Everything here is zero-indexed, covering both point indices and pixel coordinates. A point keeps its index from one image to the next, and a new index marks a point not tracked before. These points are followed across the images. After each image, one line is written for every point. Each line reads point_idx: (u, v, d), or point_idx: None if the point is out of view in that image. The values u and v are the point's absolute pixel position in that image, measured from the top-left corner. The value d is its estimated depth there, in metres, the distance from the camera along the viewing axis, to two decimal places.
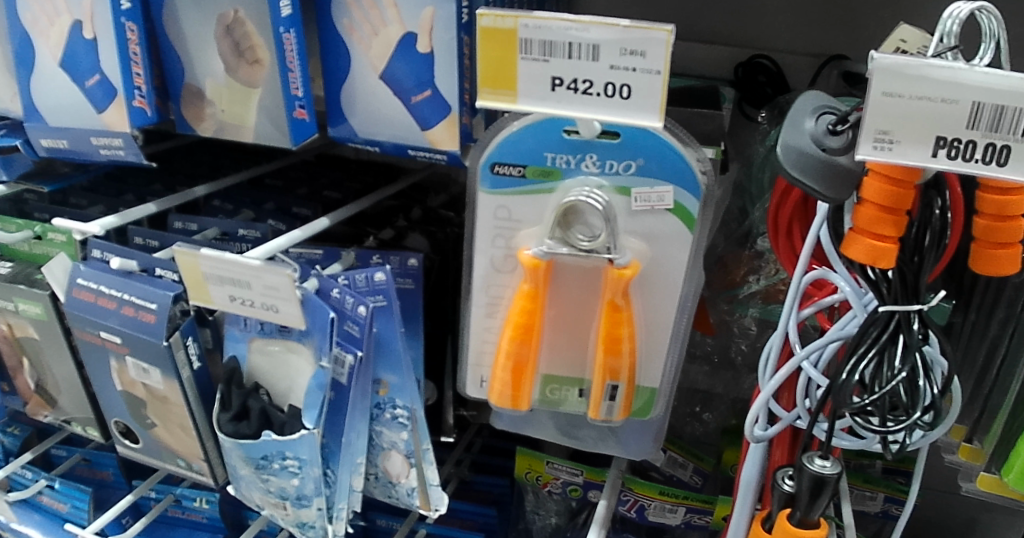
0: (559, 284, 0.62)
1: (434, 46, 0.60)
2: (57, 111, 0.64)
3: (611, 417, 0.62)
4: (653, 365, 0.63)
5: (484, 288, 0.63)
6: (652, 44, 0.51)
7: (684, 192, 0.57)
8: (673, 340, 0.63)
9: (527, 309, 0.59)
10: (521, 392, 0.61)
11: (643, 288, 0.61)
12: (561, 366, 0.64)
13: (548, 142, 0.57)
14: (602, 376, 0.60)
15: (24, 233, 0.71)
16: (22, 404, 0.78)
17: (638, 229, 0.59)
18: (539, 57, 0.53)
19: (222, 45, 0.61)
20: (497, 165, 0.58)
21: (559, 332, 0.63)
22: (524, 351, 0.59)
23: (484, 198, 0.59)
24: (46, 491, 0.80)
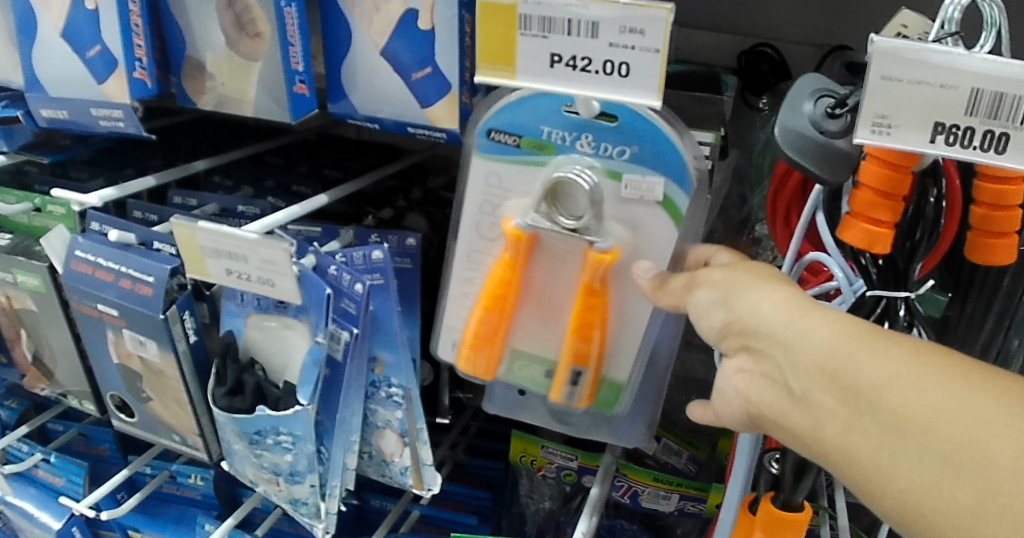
0: (543, 257, 0.61)
1: (435, 23, 0.60)
2: (58, 82, 0.64)
3: (569, 400, 0.63)
4: (623, 357, 0.63)
5: (467, 260, 0.63)
6: (652, 22, 0.51)
7: (676, 186, 0.57)
8: (645, 340, 0.63)
9: (505, 279, 0.60)
10: (485, 362, 0.62)
11: (621, 280, 0.61)
12: (532, 342, 0.64)
13: (546, 115, 0.57)
14: (568, 359, 0.61)
15: (24, 205, 0.71)
16: (19, 376, 0.77)
17: (622, 216, 0.59)
18: (539, 33, 0.53)
19: (223, 18, 0.61)
20: (493, 131, 0.59)
21: (535, 310, 0.63)
22: (494, 318, 0.60)
23: (476, 161, 0.60)
24: (41, 464, 0.80)
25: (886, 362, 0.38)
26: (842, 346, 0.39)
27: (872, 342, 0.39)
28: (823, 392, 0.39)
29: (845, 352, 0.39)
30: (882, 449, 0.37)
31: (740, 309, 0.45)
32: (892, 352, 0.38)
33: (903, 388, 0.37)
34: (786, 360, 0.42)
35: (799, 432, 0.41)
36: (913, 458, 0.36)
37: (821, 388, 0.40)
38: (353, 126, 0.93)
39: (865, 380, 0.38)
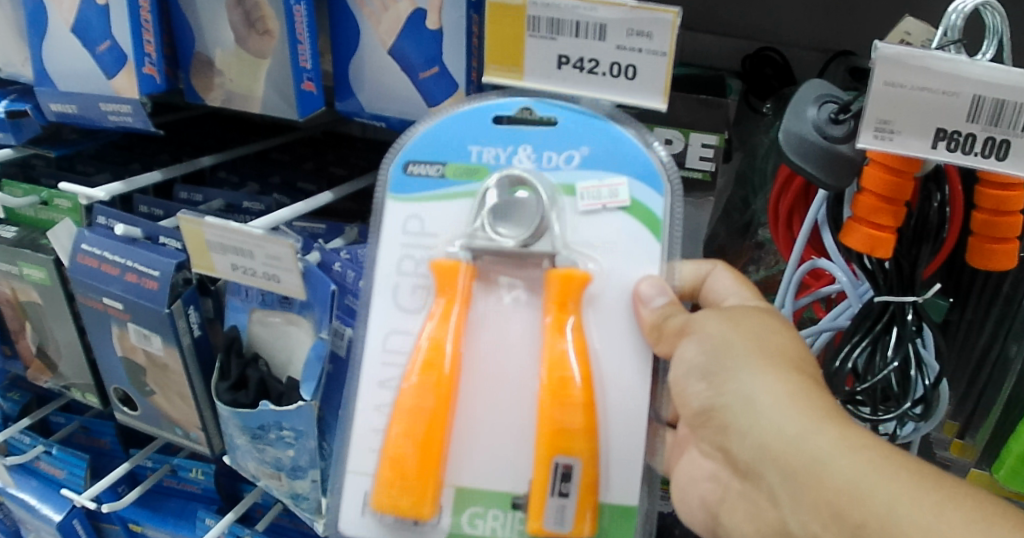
0: (477, 352, 0.54)
1: (443, 24, 0.61)
2: (67, 75, 0.65)
3: (563, 528, 0.51)
4: (626, 475, 0.53)
5: (380, 346, 0.55)
6: (658, 25, 0.53)
7: (645, 189, 0.53)
8: (650, 447, 0.54)
9: (436, 362, 0.52)
10: (421, 485, 0.51)
11: (608, 353, 0.54)
12: (479, 474, 0.54)
13: (473, 134, 0.56)
14: (547, 450, 0.51)
15: (30, 198, 0.71)
16: (23, 368, 0.77)
17: (590, 238, 0.54)
18: (547, 35, 0.54)
19: (233, 16, 0.61)
20: (411, 163, 0.56)
21: (479, 416, 0.54)
22: (423, 408, 0.51)
23: (393, 204, 0.56)
24: (43, 456, 0.81)
25: (906, 513, 0.40)
26: (856, 485, 0.42)
27: (889, 480, 0.41)
28: (829, 528, 0.43)
29: (857, 489, 0.42)
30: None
31: (734, 402, 0.49)
32: (917, 500, 0.40)
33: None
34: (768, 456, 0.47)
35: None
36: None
37: (830, 527, 0.43)
38: (358, 123, 0.91)
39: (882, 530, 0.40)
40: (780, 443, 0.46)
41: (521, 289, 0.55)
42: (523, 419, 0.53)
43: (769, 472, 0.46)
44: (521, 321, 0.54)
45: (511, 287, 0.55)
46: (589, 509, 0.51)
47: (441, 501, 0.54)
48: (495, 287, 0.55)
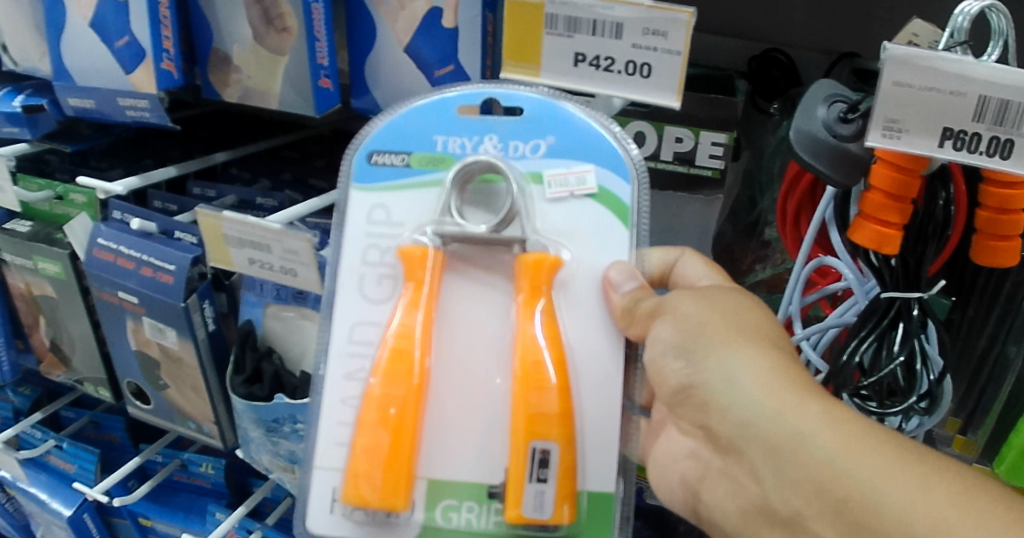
0: (443, 342, 0.55)
1: (459, 23, 0.62)
2: (85, 72, 0.65)
3: (542, 516, 0.51)
4: (602, 463, 0.54)
5: (347, 337, 0.55)
6: (673, 25, 0.54)
7: (612, 176, 0.54)
8: (625, 436, 0.55)
9: (403, 350, 0.52)
10: (395, 478, 0.51)
11: (578, 339, 0.54)
12: (450, 466, 0.54)
13: (438, 125, 0.56)
14: (524, 436, 0.51)
15: (46, 193, 0.71)
16: (36, 362, 0.78)
17: (557, 224, 0.55)
18: (564, 33, 0.55)
19: (252, 14, 0.62)
20: (376, 154, 0.56)
21: (449, 405, 0.54)
22: (394, 396, 0.51)
23: (358, 194, 0.56)
24: (54, 451, 0.81)
25: (892, 491, 0.42)
26: (840, 462, 0.44)
27: (873, 456, 0.43)
28: (811, 504, 0.45)
29: (843, 465, 0.44)
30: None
31: (713, 380, 0.50)
32: (895, 480, 0.42)
33: (908, 522, 0.41)
34: (745, 434, 0.48)
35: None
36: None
37: (813, 504, 0.45)
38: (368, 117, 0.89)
39: (867, 505, 0.42)
40: (762, 420, 0.47)
41: (488, 278, 0.55)
42: (492, 407, 0.54)
43: (750, 450, 0.48)
44: (488, 310, 0.55)
45: (478, 276, 0.55)
46: (568, 496, 0.51)
47: (415, 494, 0.54)
48: (463, 276, 0.55)
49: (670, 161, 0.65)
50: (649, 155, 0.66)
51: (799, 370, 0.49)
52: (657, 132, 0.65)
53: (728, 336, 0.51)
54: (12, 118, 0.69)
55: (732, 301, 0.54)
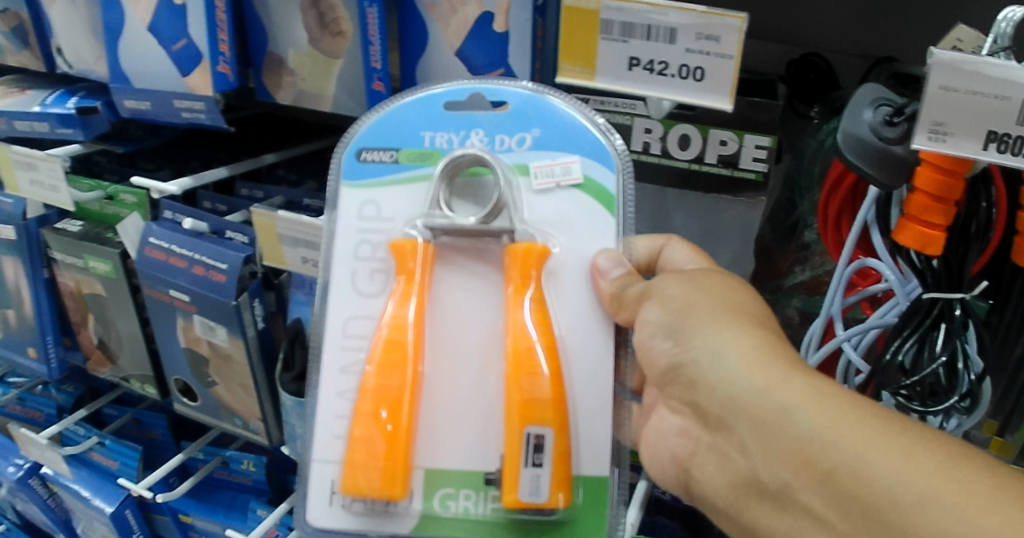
0: (434, 334, 0.57)
1: (509, 26, 0.63)
2: (142, 75, 0.67)
3: (539, 500, 0.52)
4: (596, 447, 0.56)
5: (340, 329, 0.57)
6: (726, 30, 0.55)
7: (597, 166, 0.57)
8: (617, 421, 0.57)
9: (397, 340, 0.54)
10: (391, 467, 0.52)
11: (569, 326, 0.57)
12: (446, 455, 0.56)
13: (425, 122, 0.59)
14: (519, 422, 0.53)
15: (96, 193, 0.72)
16: (83, 359, 0.79)
17: (545, 214, 0.57)
18: (619, 38, 0.57)
19: (307, 17, 0.64)
20: (364, 151, 0.58)
21: (442, 394, 0.56)
22: (389, 385, 0.53)
23: (348, 190, 0.58)
24: (97, 448, 0.82)
25: (877, 460, 0.43)
26: (824, 434, 0.45)
27: (857, 427, 0.45)
28: (800, 476, 0.46)
29: (827, 437, 0.45)
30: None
31: (700, 357, 0.52)
32: (884, 450, 0.43)
33: (894, 489, 0.42)
34: (737, 410, 0.50)
35: (769, 521, 0.49)
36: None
37: (802, 475, 0.46)
38: None
39: (852, 475, 0.44)
40: (749, 395, 0.49)
41: (477, 272, 0.57)
42: (486, 396, 0.56)
43: (739, 425, 0.49)
44: (478, 302, 0.57)
45: (468, 271, 0.57)
46: (564, 480, 0.53)
47: (413, 485, 0.55)
48: (454, 271, 0.57)
49: (715, 163, 0.65)
50: (693, 158, 0.65)
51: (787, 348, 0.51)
52: (701, 135, 0.64)
53: (712, 317, 0.53)
54: (65, 120, 0.71)
55: (724, 287, 0.56)
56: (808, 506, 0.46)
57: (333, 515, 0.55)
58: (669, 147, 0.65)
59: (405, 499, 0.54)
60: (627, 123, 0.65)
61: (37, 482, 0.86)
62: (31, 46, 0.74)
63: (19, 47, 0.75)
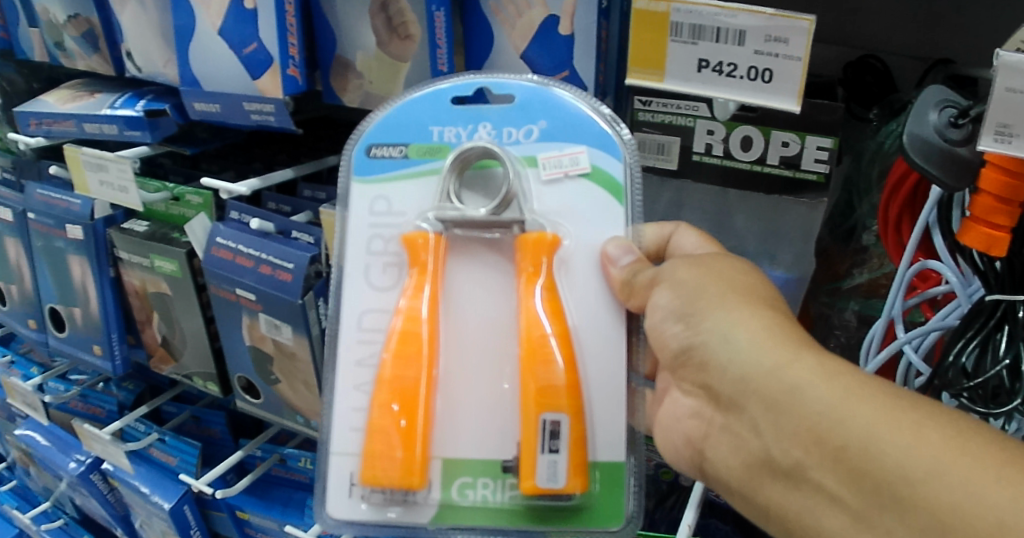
0: (448, 325, 0.59)
1: (575, 29, 0.65)
2: (213, 79, 0.69)
3: (556, 486, 0.54)
4: (611, 434, 0.58)
5: (355, 322, 0.59)
6: (794, 32, 0.56)
7: (604, 155, 0.58)
8: (631, 407, 0.58)
9: (411, 331, 0.56)
10: (409, 458, 0.55)
11: (579, 316, 0.58)
12: (462, 445, 0.58)
13: (433, 117, 0.60)
14: (535, 409, 0.55)
15: (162, 194, 0.74)
16: (146, 357, 0.81)
17: (556, 205, 0.59)
18: (688, 40, 0.59)
19: (375, 21, 0.65)
20: (373, 147, 0.59)
21: (458, 384, 0.58)
22: (405, 377, 0.55)
23: (359, 186, 0.59)
24: (157, 444, 0.83)
25: (886, 437, 0.45)
26: (831, 412, 0.47)
27: (865, 404, 0.47)
28: (812, 453, 0.48)
29: (836, 415, 0.47)
30: (870, 520, 0.45)
31: (711, 338, 0.54)
32: (895, 427, 0.45)
33: (904, 464, 0.44)
34: (752, 394, 0.52)
35: (782, 497, 0.51)
36: (900, 530, 0.44)
37: (812, 452, 0.48)
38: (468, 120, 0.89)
39: (862, 452, 0.46)
40: (758, 374, 0.51)
41: (490, 263, 0.59)
42: (502, 386, 0.58)
43: (750, 404, 0.52)
44: (491, 293, 0.59)
45: (480, 262, 0.59)
46: (580, 465, 0.55)
47: (431, 475, 0.58)
48: (467, 265, 0.59)
49: (777, 165, 0.66)
50: (755, 159, 0.66)
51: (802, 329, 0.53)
52: (763, 136, 0.65)
53: (720, 301, 0.55)
54: (134, 122, 0.72)
55: (734, 269, 0.57)
56: (820, 482, 0.48)
57: (354, 506, 0.58)
58: (731, 148, 0.66)
59: (425, 488, 0.56)
60: (691, 124, 0.66)
61: (98, 477, 0.88)
62: (100, 50, 0.76)
63: (88, 52, 0.77)
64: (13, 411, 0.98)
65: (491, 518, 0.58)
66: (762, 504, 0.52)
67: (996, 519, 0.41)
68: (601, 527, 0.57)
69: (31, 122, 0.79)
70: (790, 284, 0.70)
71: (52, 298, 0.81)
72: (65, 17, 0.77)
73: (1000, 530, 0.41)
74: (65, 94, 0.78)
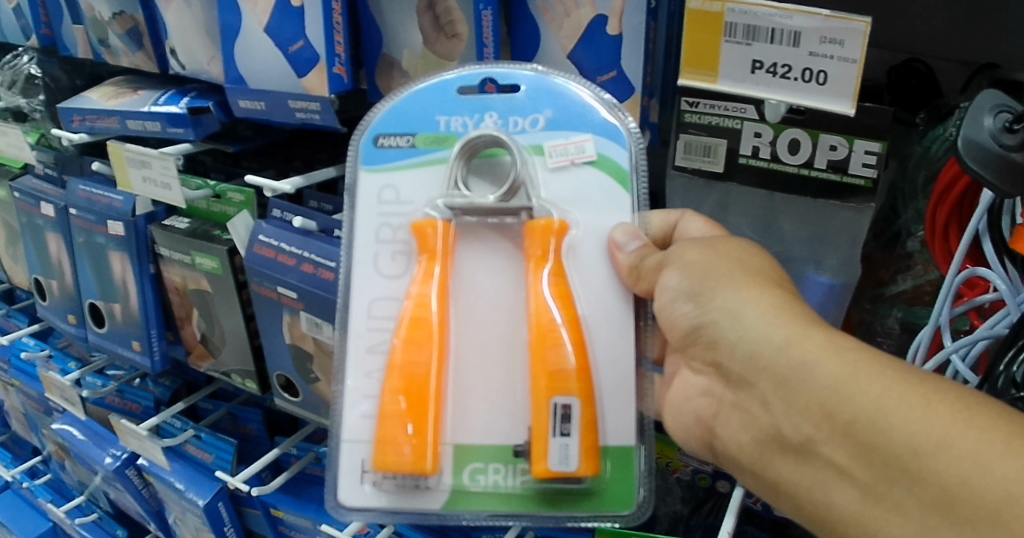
0: (457, 312, 0.62)
1: (623, 29, 0.66)
2: (259, 75, 0.69)
3: (569, 469, 0.57)
4: (621, 420, 0.60)
5: (365, 309, 0.62)
6: (850, 34, 0.57)
7: (610, 144, 0.61)
8: (640, 392, 0.61)
9: (421, 317, 0.59)
10: (421, 443, 0.58)
11: (587, 303, 0.61)
12: (473, 433, 0.61)
13: (439, 107, 0.62)
14: (546, 393, 0.57)
15: (204, 192, 0.74)
16: (185, 353, 0.81)
17: (563, 193, 0.61)
18: (742, 40, 0.60)
19: (422, 19, 0.67)
20: (381, 137, 0.62)
21: (467, 370, 0.61)
22: (416, 362, 0.58)
23: (369, 175, 0.62)
24: (193, 440, 0.84)
25: (895, 411, 0.46)
26: (839, 386, 0.48)
27: (875, 380, 0.47)
28: (822, 428, 0.49)
29: (846, 391, 0.47)
30: (879, 492, 0.46)
31: (720, 318, 0.55)
32: (905, 398, 0.46)
33: (913, 436, 0.44)
34: (770, 381, 0.52)
35: (793, 472, 0.52)
36: (908, 501, 0.44)
37: (822, 428, 0.49)
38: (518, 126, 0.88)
39: (871, 425, 0.46)
40: (768, 350, 0.52)
41: (499, 253, 0.62)
42: (511, 372, 0.61)
43: (760, 381, 0.52)
44: (499, 282, 0.62)
45: (490, 253, 0.62)
46: (590, 449, 0.58)
47: (443, 460, 0.61)
48: (475, 256, 0.62)
49: (824, 169, 0.65)
50: (802, 163, 0.66)
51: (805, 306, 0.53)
52: (811, 139, 0.65)
53: (719, 283, 0.56)
54: (178, 120, 0.73)
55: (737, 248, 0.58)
56: (831, 457, 0.48)
57: (364, 492, 0.61)
58: (779, 151, 0.66)
59: (437, 473, 0.59)
60: (738, 127, 0.66)
61: (134, 472, 0.88)
62: (144, 47, 0.77)
63: (133, 49, 0.77)
64: (50, 405, 0.99)
65: (501, 501, 0.61)
66: (772, 480, 0.54)
67: (1004, 489, 0.41)
68: (611, 511, 0.60)
69: (75, 119, 0.79)
70: (835, 290, 0.68)
71: (92, 294, 0.82)
72: (110, 14, 0.77)
73: (1010, 501, 0.41)
74: (109, 90, 0.79)
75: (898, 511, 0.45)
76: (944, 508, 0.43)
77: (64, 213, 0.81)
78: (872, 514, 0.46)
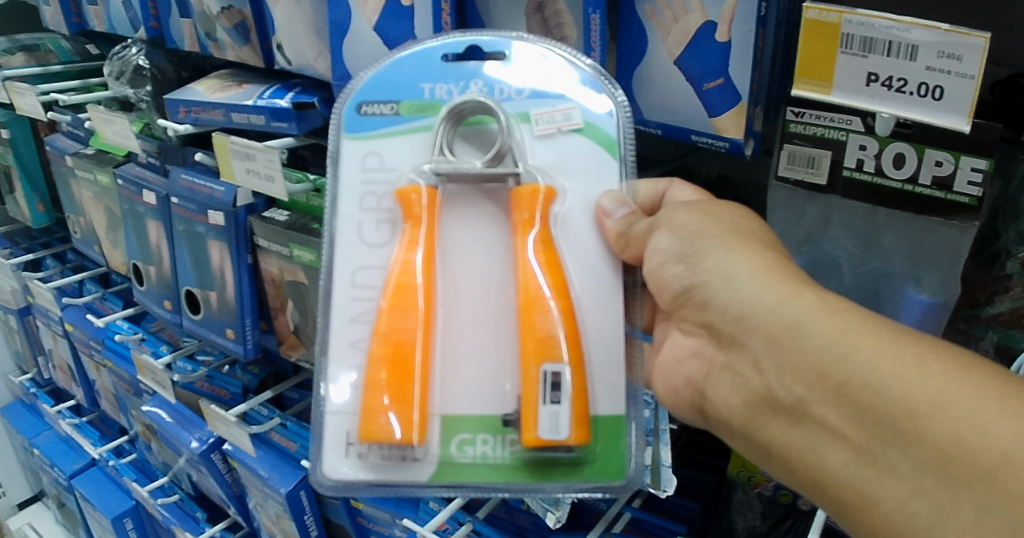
0: (443, 281, 0.64)
1: (732, 36, 0.65)
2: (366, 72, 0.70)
3: (559, 436, 0.59)
4: (611, 390, 0.62)
5: (351, 277, 0.63)
6: (969, 50, 0.55)
7: (594, 111, 0.63)
8: (631, 361, 0.64)
9: (406, 285, 0.61)
10: (412, 412, 0.60)
11: (575, 271, 0.63)
12: (458, 403, 0.63)
13: (423, 75, 0.64)
14: (534, 360, 0.59)
15: (305, 186, 0.76)
16: (277, 344, 0.82)
17: (549, 160, 0.63)
18: (858, 52, 0.59)
19: (532, 22, 0.69)
20: (365, 105, 0.64)
21: (448, 339, 0.63)
22: (403, 328, 0.60)
23: (352, 141, 0.64)
24: (279, 428, 0.86)
25: (888, 370, 0.48)
26: (833, 346, 0.51)
27: (868, 338, 0.50)
28: (814, 389, 0.52)
29: (837, 350, 0.51)
30: (873, 452, 0.49)
31: (710, 277, 0.59)
32: (897, 354, 0.49)
33: (906, 396, 0.47)
34: (770, 359, 0.55)
35: (785, 434, 0.55)
36: (902, 460, 0.47)
37: (814, 389, 0.52)
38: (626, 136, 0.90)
39: (865, 385, 0.49)
40: (761, 312, 0.55)
41: (486, 219, 0.64)
42: (497, 342, 0.63)
43: (751, 341, 0.56)
44: (485, 250, 0.64)
45: (478, 219, 0.64)
46: (580, 417, 0.59)
47: (433, 431, 0.62)
48: (462, 224, 0.64)
49: (928, 185, 0.61)
50: (906, 178, 0.62)
51: (788, 268, 0.56)
52: (916, 154, 0.61)
53: (707, 243, 0.60)
54: (281, 114, 0.74)
55: (722, 217, 0.61)
56: (823, 418, 0.52)
57: (350, 464, 0.62)
58: (883, 165, 0.63)
59: (424, 443, 0.61)
60: (842, 139, 0.63)
61: (219, 457, 0.91)
62: (251, 42, 0.79)
63: (239, 43, 0.79)
64: (140, 387, 1.01)
65: (490, 472, 0.62)
66: (764, 443, 0.57)
67: (998, 450, 0.44)
68: (601, 482, 0.62)
69: (181, 110, 0.81)
70: (933, 308, 0.65)
71: (190, 281, 0.84)
72: (218, 9, 0.79)
73: (1005, 460, 0.43)
74: (214, 83, 0.81)
75: (893, 473, 0.48)
76: (938, 468, 0.46)
77: (165, 201, 0.83)
78: (866, 477, 0.49)
